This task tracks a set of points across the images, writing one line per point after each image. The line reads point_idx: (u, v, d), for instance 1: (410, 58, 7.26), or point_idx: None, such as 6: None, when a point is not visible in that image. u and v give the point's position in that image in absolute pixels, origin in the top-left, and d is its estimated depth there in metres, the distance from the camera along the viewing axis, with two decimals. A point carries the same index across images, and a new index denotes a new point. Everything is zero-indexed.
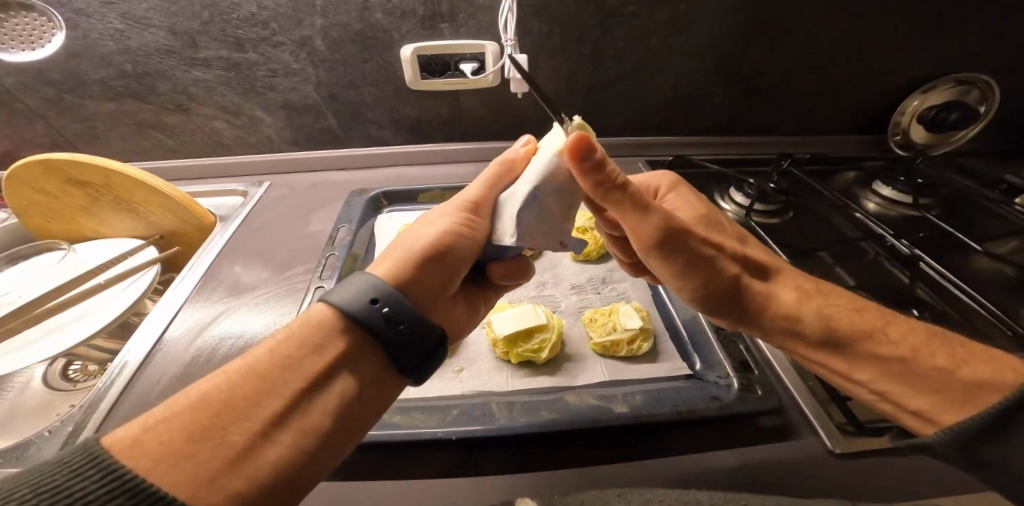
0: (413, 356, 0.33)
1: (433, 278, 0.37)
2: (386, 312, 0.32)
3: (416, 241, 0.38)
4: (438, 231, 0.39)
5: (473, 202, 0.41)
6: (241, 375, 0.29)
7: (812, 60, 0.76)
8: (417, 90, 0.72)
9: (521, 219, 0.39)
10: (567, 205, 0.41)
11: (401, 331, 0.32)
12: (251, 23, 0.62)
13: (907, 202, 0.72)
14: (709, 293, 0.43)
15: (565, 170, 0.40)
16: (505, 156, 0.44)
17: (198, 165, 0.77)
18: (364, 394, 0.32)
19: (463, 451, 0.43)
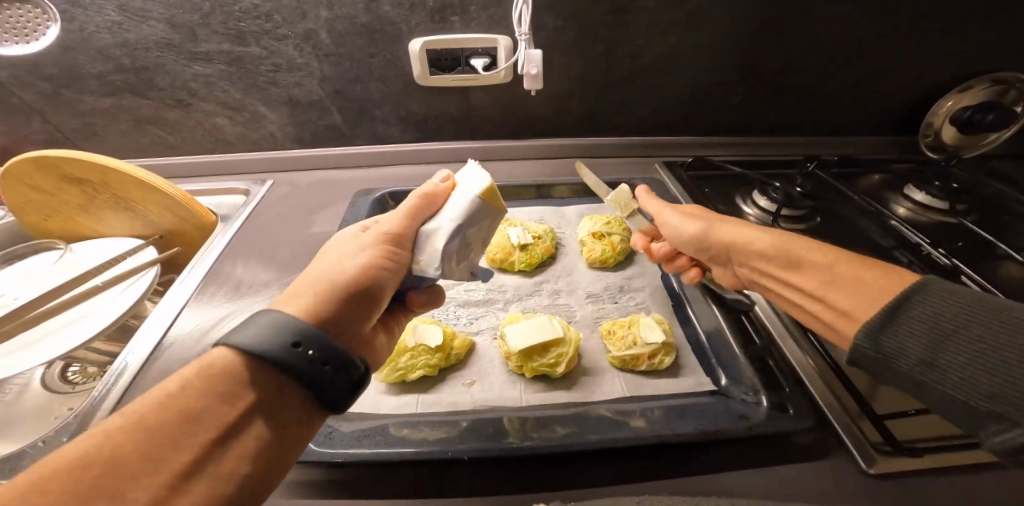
0: (338, 392, 0.30)
1: (351, 319, 0.34)
2: (307, 354, 0.29)
3: (325, 279, 0.34)
4: (355, 266, 0.35)
5: (394, 234, 0.37)
6: (126, 433, 0.25)
7: (840, 56, 0.72)
8: (426, 86, 0.70)
9: (446, 256, 0.37)
10: (484, 237, 0.40)
11: (326, 370, 0.29)
12: (254, 15, 0.59)
13: (942, 207, 0.69)
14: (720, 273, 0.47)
15: (483, 209, 0.38)
16: (427, 185, 0.40)
17: (200, 163, 0.74)
18: (286, 435, 0.29)
19: (477, 472, 0.40)
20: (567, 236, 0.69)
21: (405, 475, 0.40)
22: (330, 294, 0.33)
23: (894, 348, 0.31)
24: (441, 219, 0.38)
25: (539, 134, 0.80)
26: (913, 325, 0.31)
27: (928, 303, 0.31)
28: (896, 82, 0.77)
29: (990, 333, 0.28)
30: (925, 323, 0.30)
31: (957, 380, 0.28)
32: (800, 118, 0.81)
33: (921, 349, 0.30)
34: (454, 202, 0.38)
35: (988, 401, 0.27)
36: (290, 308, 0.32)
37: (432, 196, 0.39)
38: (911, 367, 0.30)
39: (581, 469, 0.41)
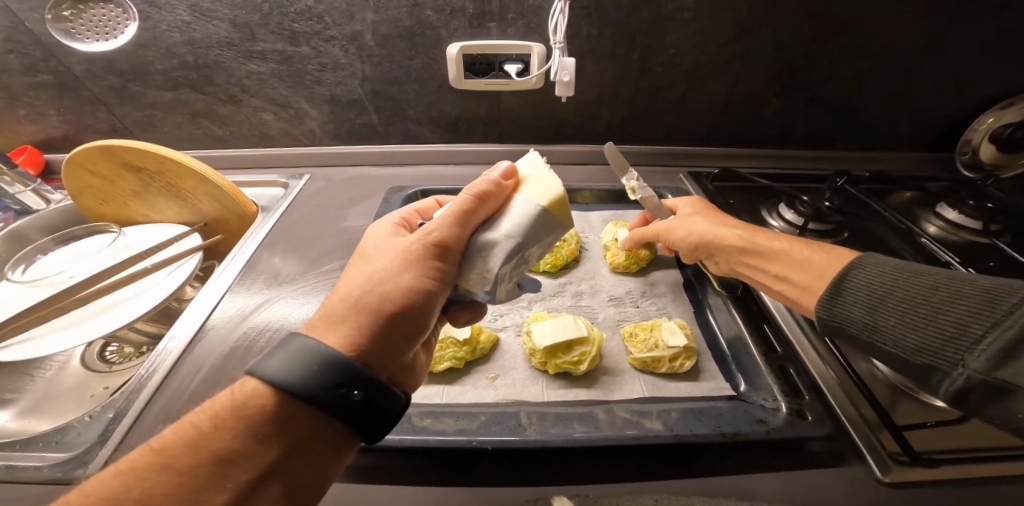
0: (378, 424, 0.33)
1: (398, 341, 0.36)
2: (355, 394, 0.32)
3: (365, 303, 0.36)
4: (399, 289, 0.36)
5: (441, 246, 0.37)
6: (158, 472, 0.30)
7: (880, 70, 0.72)
8: (459, 88, 0.72)
9: (499, 275, 0.37)
10: (543, 253, 0.39)
11: (369, 408, 0.33)
12: (307, 16, 0.63)
13: (975, 227, 0.68)
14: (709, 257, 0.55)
15: (545, 223, 0.37)
16: (484, 182, 0.38)
17: (246, 156, 0.79)
18: (321, 466, 0.32)
19: (499, 459, 0.42)
20: (591, 241, 0.69)
21: (428, 459, 0.42)
22: (370, 320, 0.35)
23: (843, 313, 0.40)
24: (502, 229, 0.37)
25: (566, 139, 0.82)
26: (854, 293, 0.40)
27: (866, 274, 0.40)
28: (935, 98, 0.76)
29: (910, 293, 0.37)
30: (861, 291, 0.39)
31: (891, 332, 0.37)
32: (831, 132, 0.81)
33: (861, 311, 0.39)
34: (517, 209, 0.37)
35: (917, 353, 0.35)
36: (329, 337, 0.34)
37: (487, 196, 0.38)
38: (860, 330, 0.39)
39: (596, 466, 0.42)
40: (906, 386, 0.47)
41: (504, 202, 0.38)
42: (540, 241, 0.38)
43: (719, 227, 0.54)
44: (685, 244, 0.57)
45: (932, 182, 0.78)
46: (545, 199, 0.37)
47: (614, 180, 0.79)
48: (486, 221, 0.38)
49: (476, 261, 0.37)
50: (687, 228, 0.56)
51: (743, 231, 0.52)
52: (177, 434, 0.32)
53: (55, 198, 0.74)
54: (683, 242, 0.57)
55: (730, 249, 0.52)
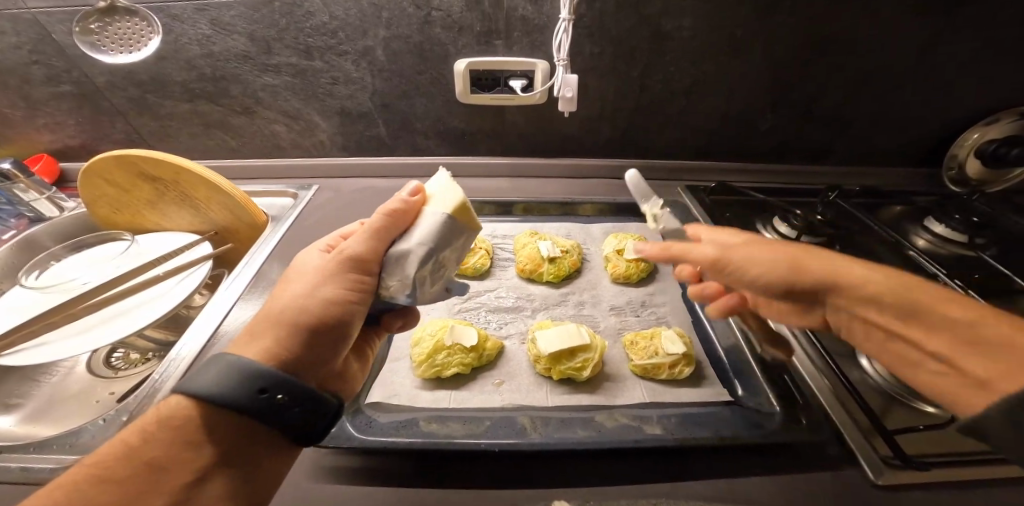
0: (311, 425, 0.36)
1: (321, 353, 0.38)
2: (277, 398, 0.34)
3: (286, 318, 0.37)
4: (319, 301, 0.38)
5: (355, 260, 0.39)
6: (89, 485, 0.31)
7: (868, 87, 0.75)
8: (466, 103, 0.75)
9: (418, 279, 0.39)
10: (457, 258, 0.42)
11: (298, 410, 0.34)
12: (322, 32, 0.66)
13: (961, 241, 0.71)
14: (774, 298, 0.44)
15: (455, 229, 0.40)
16: (392, 202, 0.40)
17: (257, 166, 0.81)
18: (259, 467, 0.35)
19: (505, 463, 0.43)
20: (592, 252, 0.71)
21: (439, 461, 0.43)
22: (292, 334, 0.37)
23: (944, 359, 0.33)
24: (413, 238, 0.39)
25: (567, 153, 0.84)
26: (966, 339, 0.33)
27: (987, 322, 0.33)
28: (922, 116, 0.79)
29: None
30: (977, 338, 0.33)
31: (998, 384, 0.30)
32: (824, 147, 0.84)
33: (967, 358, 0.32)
34: (430, 221, 0.39)
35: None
36: (249, 352, 0.36)
37: (396, 214, 0.40)
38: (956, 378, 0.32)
39: (598, 470, 0.43)
40: (898, 392, 0.49)
41: (415, 217, 0.40)
42: (451, 247, 0.41)
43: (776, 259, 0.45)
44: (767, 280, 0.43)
45: (919, 196, 0.81)
46: (449, 207, 0.40)
47: (614, 193, 0.82)
48: (400, 234, 0.40)
49: (392, 266, 0.39)
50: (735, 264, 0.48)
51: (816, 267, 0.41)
52: (111, 447, 0.33)
53: (69, 205, 0.76)
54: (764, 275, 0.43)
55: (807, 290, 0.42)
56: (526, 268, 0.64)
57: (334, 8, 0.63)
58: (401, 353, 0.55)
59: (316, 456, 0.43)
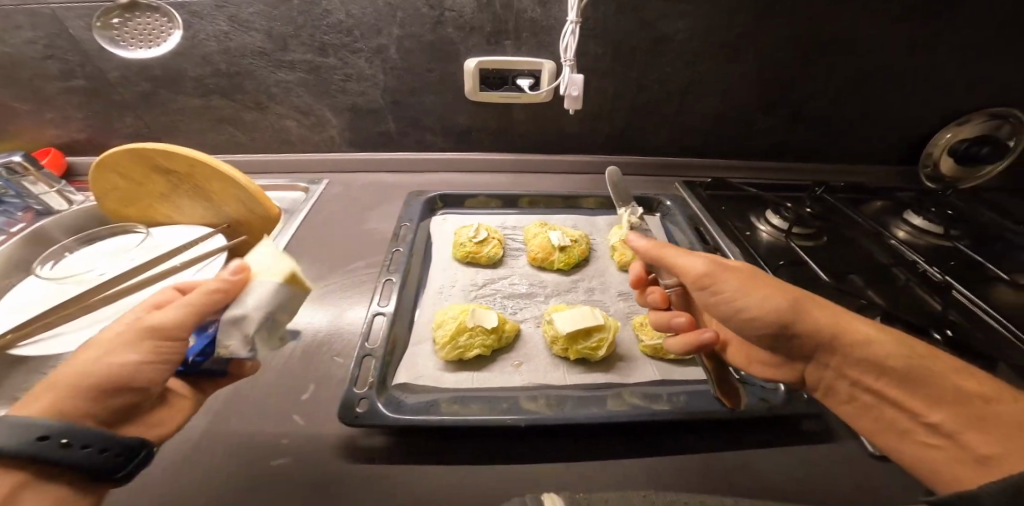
0: (96, 469, 0.31)
1: (113, 414, 0.35)
2: (64, 442, 0.29)
3: (80, 378, 0.33)
4: (111, 365, 0.35)
5: (153, 324, 0.37)
6: None
7: (852, 90, 0.80)
8: (474, 100, 0.78)
9: (256, 340, 0.41)
10: (290, 312, 0.45)
11: (88, 450, 0.30)
12: (338, 30, 0.68)
13: (938, 232, 0.77)
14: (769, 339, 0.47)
15: (286, 295, 0.43)
16: (212, 281, 0.40)
17: (267, 160, 0.82)
18: None
19: (527, 438, 0.46)
20: (598, 242, 0.74)
21: (467, 436, 0.46)
22: (84, 397, 0.33)
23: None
24: (246, 303, 0.40)
25: (569, 150, 0.88)
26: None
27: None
28: (898, 117, 0.85)
29: None
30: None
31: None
32: (811, 145, 0.89)
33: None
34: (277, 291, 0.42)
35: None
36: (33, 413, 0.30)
37: (220, 289, 0.40)
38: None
39: (618, 442, 0.46)
40: None
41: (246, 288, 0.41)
42: (284, 307, 0.43)
43: (753, 293, 0.46)
44: (765, 320, 0.45)
45: (898, 191, 0.87)
46: (281, 276, 0.43)
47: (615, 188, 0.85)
48: (217, 312, 0.40)
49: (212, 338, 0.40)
50: (716, 292, 0.49)
51: (820, 314, 0.44)
52: None
53: (77, 200, 0.76)
54: (764, 315, 0.45)
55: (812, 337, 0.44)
56: (538, 257, 0.67)
57: (351, 7, 0.66)
58: (423, 337, 0.56)
59: (351, 434, 0.45)
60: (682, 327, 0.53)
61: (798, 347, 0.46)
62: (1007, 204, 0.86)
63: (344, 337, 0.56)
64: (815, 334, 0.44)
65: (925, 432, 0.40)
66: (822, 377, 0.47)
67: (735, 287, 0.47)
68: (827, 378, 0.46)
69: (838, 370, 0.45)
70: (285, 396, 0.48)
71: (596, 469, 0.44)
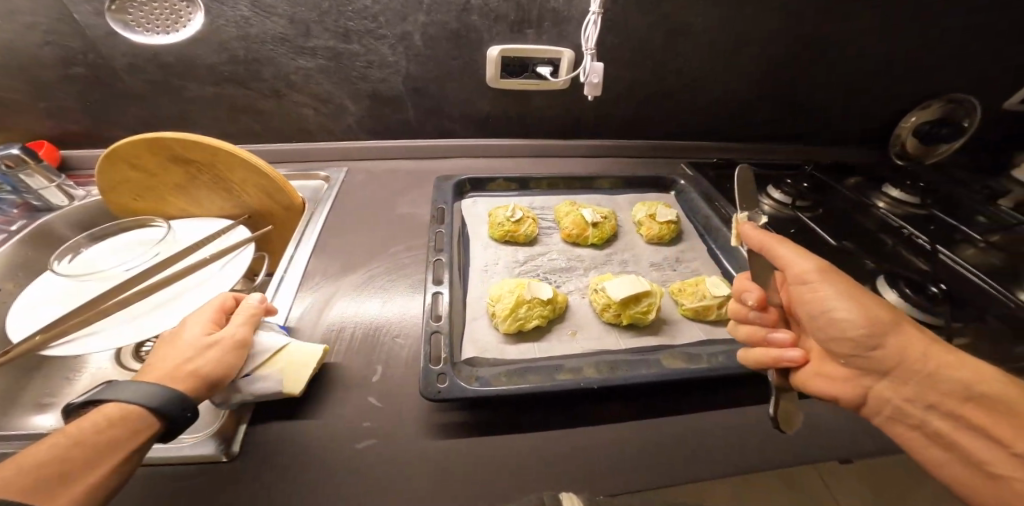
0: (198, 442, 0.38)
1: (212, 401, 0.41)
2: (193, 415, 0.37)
3: (195, 369, 0.40)
4: (226, 366, 0.42)
5: (241, 340, 0.44)
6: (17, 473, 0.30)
7: (842, 76, 0.87)
8: (495, 88, 0.79)
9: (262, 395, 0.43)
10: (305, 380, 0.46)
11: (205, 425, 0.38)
12: (363, 16, 0.66)
13: (914, 202, 0.87)
14: (852, 345, 0.47)
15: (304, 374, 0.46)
16: (252, 306, 0.48)
17: (281, 149, 0.78)
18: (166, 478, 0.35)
19: (597, 398, 0.50)
20: (623, 219, 0.78)
21: (544, 404, 0.49)
22: (195, 385, 0.40)
23: None
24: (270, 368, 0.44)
25: (582, 134, 0.91)
26: None
27: None
28: (886, 101, 0.93)
29: None
30: None
31: None
32: (803, 128, 0.96)
33: None
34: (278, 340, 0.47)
35: None
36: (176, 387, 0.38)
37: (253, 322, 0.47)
38: None
39: (675, 399, 0.50)
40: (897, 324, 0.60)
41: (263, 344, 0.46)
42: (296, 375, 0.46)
43: (852, 298, 0.46)
44: (859, 326, 0.46)
45: (878, 168, 0.96)
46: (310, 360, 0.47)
47: (628, 169, 0.90)
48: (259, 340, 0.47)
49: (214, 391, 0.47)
50: (812, 293, 0.49)
51: (916, 336, 0.44)
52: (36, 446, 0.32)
53: (79, 194, 0.71)
54: (856, 322, 0.46)
55: (899, 351, 0.45)
56: (573, 233, 0.70)
57: None
58: (478, 312, 0.59)
59: (430, 411, 0.47)
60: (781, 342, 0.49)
61: (880, 361, 0.46)
62: (971, 179, 0.96)
63: (400, 322, 0.56)
64: (903, 350, 0.44)
65: (1006, 465, 0.39)
66: (890, 399, 0.45)
67: (837, 291, 0.47)
68: (896, 400, 0.45)
69: (916, 391, 0.44)
70: (357, 378, 0.49)
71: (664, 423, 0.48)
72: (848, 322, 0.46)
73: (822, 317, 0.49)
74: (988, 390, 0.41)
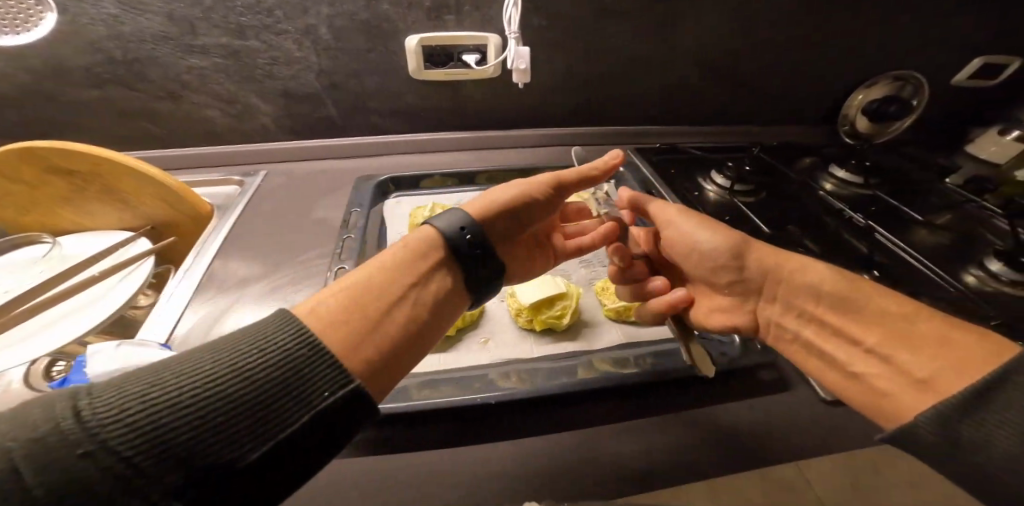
0: None
1: None
2: None
3: None
4: None
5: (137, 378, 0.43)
6: (341, 325, 0.32)
7: (784, 55, 0.84)
8: (420, 79, 0.73)
9: None
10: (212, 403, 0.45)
11: None
12: (255, 10, 0.61)
13: (859, 182, 0.85)
14: (725, 273, 0.53)
15: None
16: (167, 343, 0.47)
17: (185, 154, 0.72)
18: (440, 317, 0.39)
19: (497, 415, 0.46)
20: None
21: (442, 422, 0.45)
22: None
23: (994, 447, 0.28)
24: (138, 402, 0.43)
25: (526, 123, 0.85)
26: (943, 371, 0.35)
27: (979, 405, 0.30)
28: (831, 79, 0.90)
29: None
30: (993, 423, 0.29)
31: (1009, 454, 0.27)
32: (751, 110, 0.93)
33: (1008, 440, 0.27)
34: (110, 359, 0.44)
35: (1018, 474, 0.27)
36: None
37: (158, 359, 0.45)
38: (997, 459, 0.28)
39: (589, 410, 0.47)
40: None
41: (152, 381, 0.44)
42: None
43: (708, 228, 0.53)
44: (722, 253, 0.52)
45: (829, 149, 0.93)
46: None
47: (572, 158, 0.86)
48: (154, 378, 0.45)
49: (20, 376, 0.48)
50: (677, 231, 0.56)
51: (767, 253, 0.50)
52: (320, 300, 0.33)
53: None
54: (719, 252, 0.52)
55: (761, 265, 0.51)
56: None
57: None
58: None
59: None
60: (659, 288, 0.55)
61: (753, 279, 0.52)
62: (920, 156, 0.95)
63: None
64: (763, 265, 0.50)
65: (865, 364, 0.41)
66: (773, 316, 0.51)
67: (694, 223, 0.54)
68: (776, 315, 0.50)
69: (786, 301, 0.49)
70: None
71: (564, 441, 0.45)
72: (715, 252, 0.52)
73: (694, 255, 0.55)
74: (836, 290, 0.45)
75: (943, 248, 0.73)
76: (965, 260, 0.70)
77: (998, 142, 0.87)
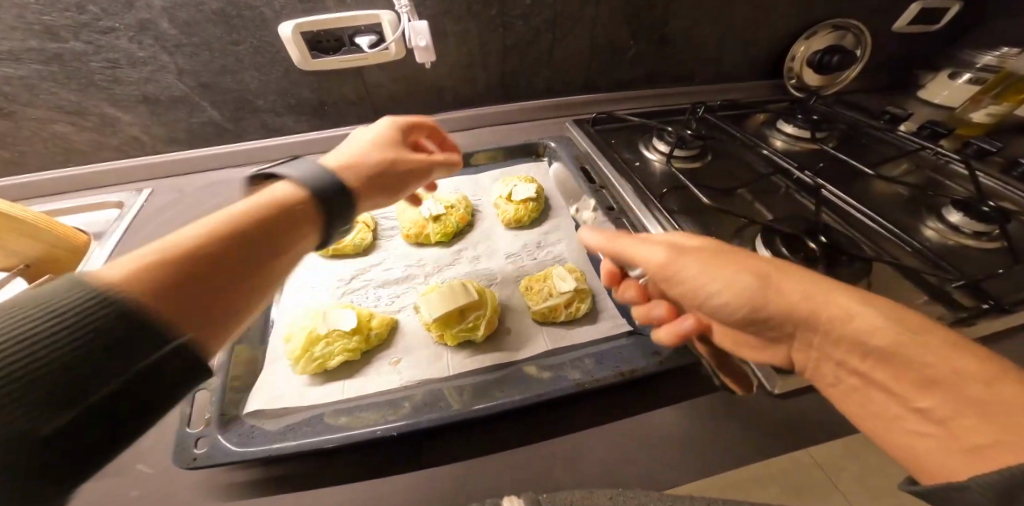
0: None
1: None
2: None
3: None
4: None
5: None
6: (195, 261, 0.30)
7: (712, 8, 0.77)
8: (309, 70, 0.64)
9: None
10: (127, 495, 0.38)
11: None
12: (61, 7, 0.52)
13: (807, 137, 0.80)
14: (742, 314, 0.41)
15: None
16: None
17: (50, 178, 0.65)
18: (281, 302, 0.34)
19: (407, 444, 0.42)
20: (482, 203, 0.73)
21: (348, 461, 0.41)
22: None
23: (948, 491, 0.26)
24: None
25: (449, 105, 0.78)
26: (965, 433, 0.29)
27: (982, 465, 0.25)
28: (766, 29, 0.83)
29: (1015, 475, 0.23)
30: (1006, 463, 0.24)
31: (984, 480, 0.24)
32: (686, 68, 0.86)
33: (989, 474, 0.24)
34: None
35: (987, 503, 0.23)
36: None
37: None
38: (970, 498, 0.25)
39: (501, 429, 0.44)
40: None
41: None
42: None
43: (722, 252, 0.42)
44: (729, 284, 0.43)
45: (777, 103, 0.87)
46: None
47: (502, 138, 0.79)
48: None
49: None
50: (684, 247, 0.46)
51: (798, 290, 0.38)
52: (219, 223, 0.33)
53: None
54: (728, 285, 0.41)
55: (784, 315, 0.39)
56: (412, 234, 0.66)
57: None
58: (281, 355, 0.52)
59: (213, 475, 0.40)
60: (663, 318, 0.48)
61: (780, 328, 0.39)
62: (871, 104, 0.90)
63: None
64: (791, 305, 0.38)
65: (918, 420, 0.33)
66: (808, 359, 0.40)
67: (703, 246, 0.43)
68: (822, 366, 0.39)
69: (822, 351, 0.38)
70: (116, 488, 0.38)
71: (470, 469, 0.41)
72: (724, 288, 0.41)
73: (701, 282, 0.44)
74: (891, 344, 0.33)
75: (895, 203, 0.69)
76: (923, 214, 0.66)
77: (949, 86, 0.85)
